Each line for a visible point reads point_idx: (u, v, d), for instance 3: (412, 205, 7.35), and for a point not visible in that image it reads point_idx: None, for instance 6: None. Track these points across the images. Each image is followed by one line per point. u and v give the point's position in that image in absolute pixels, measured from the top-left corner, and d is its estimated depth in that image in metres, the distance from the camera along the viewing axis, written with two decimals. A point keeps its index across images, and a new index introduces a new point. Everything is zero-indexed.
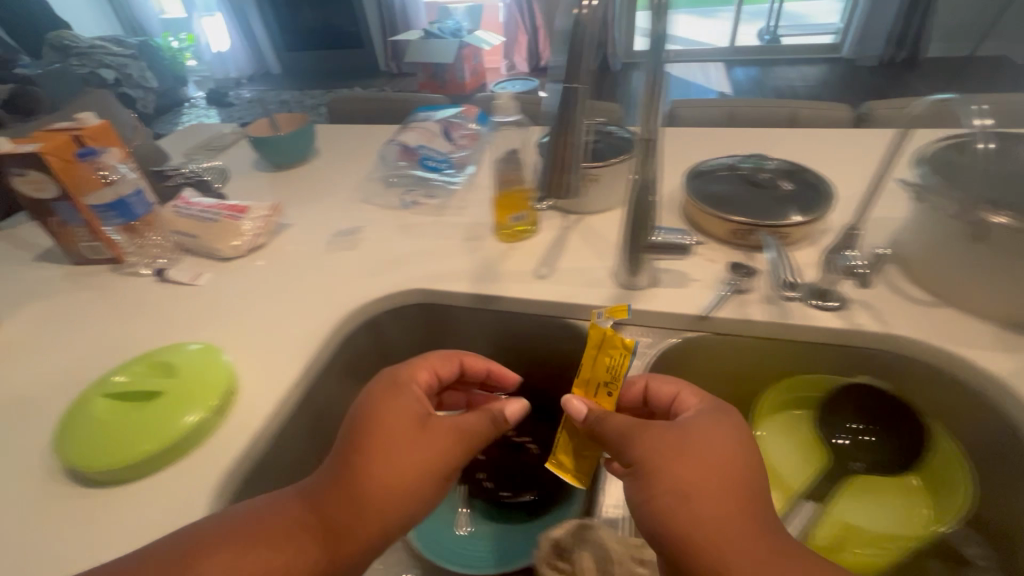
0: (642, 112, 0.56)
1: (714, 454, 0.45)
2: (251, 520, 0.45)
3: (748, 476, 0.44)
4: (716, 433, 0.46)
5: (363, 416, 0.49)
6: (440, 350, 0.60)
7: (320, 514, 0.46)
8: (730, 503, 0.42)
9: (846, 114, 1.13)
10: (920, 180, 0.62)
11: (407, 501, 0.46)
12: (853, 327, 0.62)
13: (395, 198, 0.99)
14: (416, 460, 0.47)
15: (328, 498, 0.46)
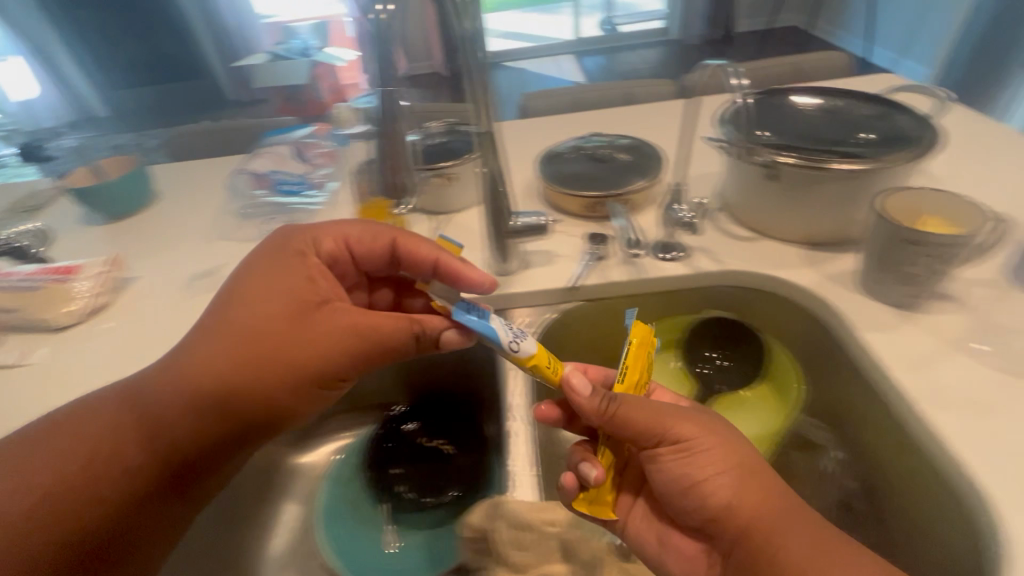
0: (474, 113, 0.62)
1: (258, 307, 0.52)
2: (94, 414, 0.52)
3: (251, 302, 0.52)
4: (278, 291, 0.53)
5: (229, 286, 0.54)
6: (365, 225, 0.62)
7: (190, 372, 0.51)
8: (302, 353, 0.51)
9: (668, 87, 1.31)
10: (726, 134, 0.71)
11: (311, 372, 0.52)
12: (692, 269, 0.71)
13: (254, 227, 0.94)
14: (270, 307, 0.52)
15: (201, 345, 0.51)
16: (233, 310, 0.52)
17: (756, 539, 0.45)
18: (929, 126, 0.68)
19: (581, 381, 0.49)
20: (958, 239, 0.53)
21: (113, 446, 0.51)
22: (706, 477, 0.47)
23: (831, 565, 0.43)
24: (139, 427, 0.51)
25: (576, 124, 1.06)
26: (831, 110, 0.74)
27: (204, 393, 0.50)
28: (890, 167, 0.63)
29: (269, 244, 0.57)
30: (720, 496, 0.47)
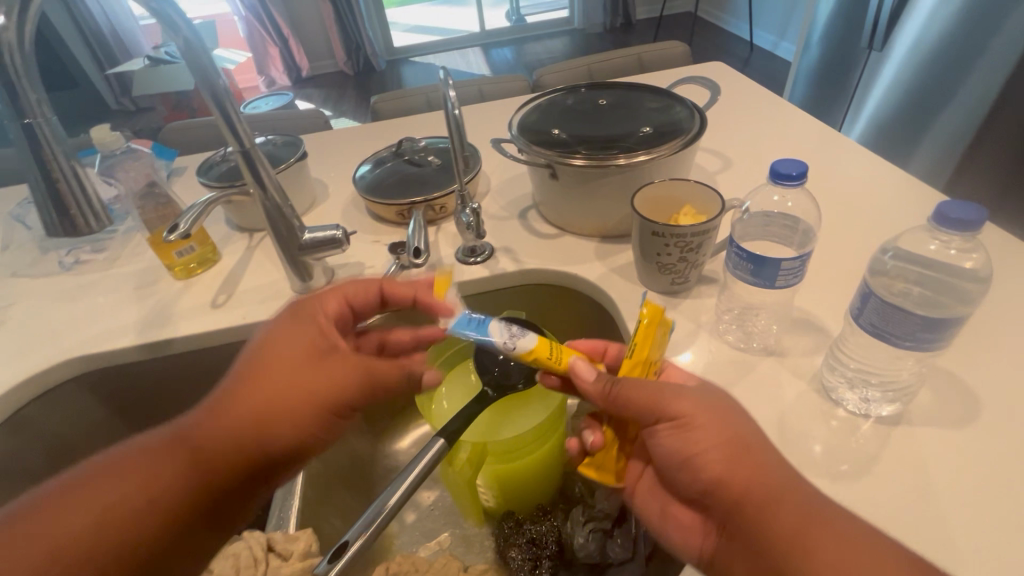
0: (226, 133, 0.58)
1: (271, 368, 0.46)
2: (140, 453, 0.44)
3: (264, 376, 0.45)
4: (303, 348, 0.47)
5: (264, 346, 0.48)
6: (352, 280, 0.57)
7: (218, 421, 0.44)
8: (289, 412, 0.44)
9: (520, 83, 1.32)
10: (514, 138, 0.72)
11: (311, 424, 0.45)
12: (494, 270, 0.71)
13: (54, 261, 0.82)
14: (288, 371, 0.46)
15: (227, 400, 0.45)
16: (253, 382, 0.45)
17: (749, 513, 0.39)
18: (699, 119, 0.71)
19: (583, 364, 0.47)
20: (696, 227, 0.55)
21: (144, 479, 0.42)
22: (713, 449, 0.41)
23: (798, 531, 0.37)
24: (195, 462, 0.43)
25: (413, 128, 1.05)
26: (619, 106, 0.76)
27: (259, 420, 0.44)
28: (656, 161, 0.65)
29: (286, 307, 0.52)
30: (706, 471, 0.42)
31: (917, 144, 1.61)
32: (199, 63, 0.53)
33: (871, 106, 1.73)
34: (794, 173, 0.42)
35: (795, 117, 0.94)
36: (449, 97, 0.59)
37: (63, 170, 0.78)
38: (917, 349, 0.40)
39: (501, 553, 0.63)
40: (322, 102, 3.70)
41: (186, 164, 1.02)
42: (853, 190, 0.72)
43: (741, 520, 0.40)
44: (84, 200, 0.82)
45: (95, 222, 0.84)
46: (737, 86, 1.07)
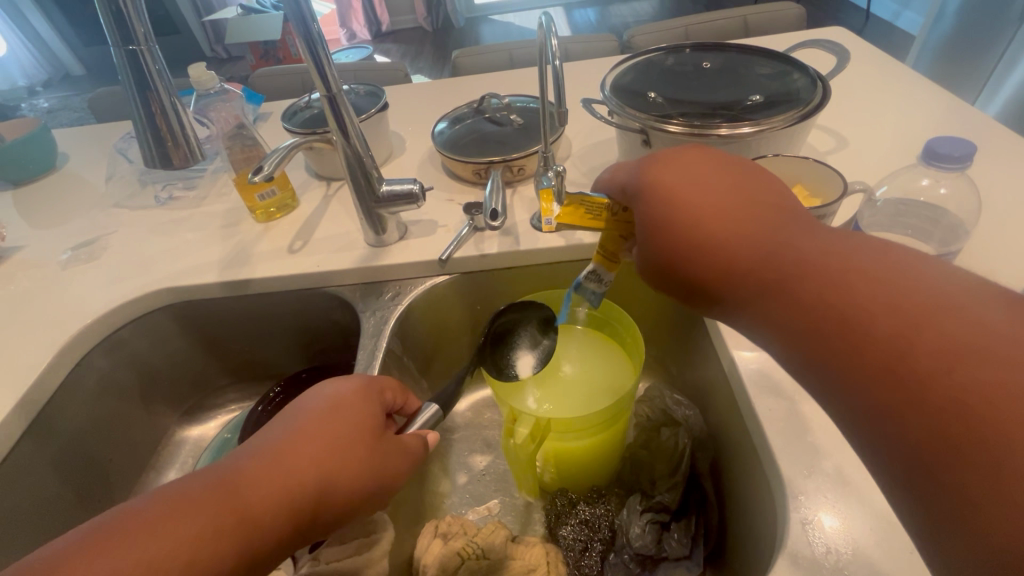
0: (315, 78, 0.57)
1: (315, 432, 0.42)
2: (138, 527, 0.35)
3: (306, 437, 0.42)
4: (345, 415, 0.44)
5: (300, 415, 0.44)
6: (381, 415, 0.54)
7: (236, 493, 0.38)
8: (318, 478, 0.41)
9: (608, 44, 1.23)
10: (607, 99, 0.67)
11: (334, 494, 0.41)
12: (570, 240, 0.67)
13: (150, 195, 0.87)
14: (329, 434, 0.43)
15: (252, 472, 0.39)
16: (289, 446, 0.41)
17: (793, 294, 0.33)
18: (821, 89, 0.62)
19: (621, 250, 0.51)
20: (811, 210, 0.49)
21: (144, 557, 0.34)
22: (704, 218, 0.38)
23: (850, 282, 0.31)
24: (224, 532, 0.37)
25: (494, 86, 1.01)
26: (727, 70, 0.68)
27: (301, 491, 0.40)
28: (766, 134, 0.58)
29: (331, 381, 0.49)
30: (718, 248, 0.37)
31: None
32: (296, 7, 0.51)
33: (1015, 87, 1.49)
34: (956, 155, 0.36)
35: (931, 93, 0.81)
36: (552, 43, 0.55)
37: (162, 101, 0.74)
38: None
39: (551, 529, 0.62)
40: (399, 58, 3.70)
41: (271, 110, 1.03)
42: (1001, 182, 0.62)
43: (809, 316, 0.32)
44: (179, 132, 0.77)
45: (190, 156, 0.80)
46: (860, 55, 0.94)
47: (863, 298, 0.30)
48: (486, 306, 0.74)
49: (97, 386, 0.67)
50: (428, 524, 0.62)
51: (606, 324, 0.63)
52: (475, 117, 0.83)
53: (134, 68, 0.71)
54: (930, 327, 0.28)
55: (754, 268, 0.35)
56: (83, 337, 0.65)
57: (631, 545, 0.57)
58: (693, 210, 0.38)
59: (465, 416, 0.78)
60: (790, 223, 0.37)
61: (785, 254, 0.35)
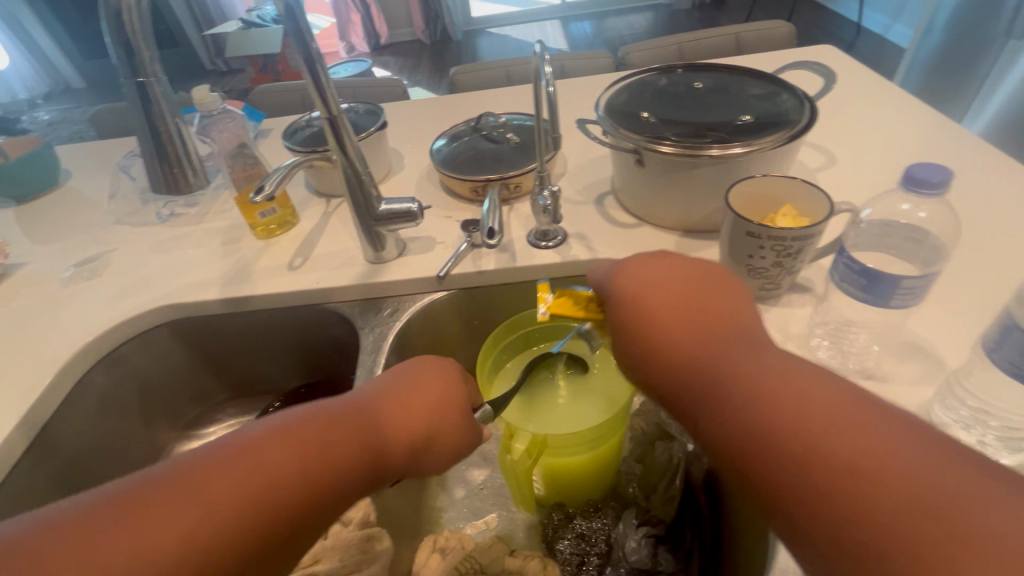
0: (315, 99, 0.59)
1: (425, 397, 0.46)
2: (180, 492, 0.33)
3: (416, 397, 0.45)
4: (450, 386, 0.48)
5: (411, 375, 0.47)
6: None
7: (370, 435, 0.41)
8: (424, 435, 0.44)
9: (603, 60, 1.26)
10: (601, 119, 0.68)
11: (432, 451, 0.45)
12: (565, 257, 0.69)
13: (151, 211, 0.88)
14: (437, 395, 0.46)
15: (381, 417, 0.43)
16: (406, 401, 0.45)
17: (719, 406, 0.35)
18: (809, 110, 0.64)
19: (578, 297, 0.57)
20: (798, 230, 0.50)
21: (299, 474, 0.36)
22: (650, 325, 0.41)
23: (775, 410, 0.32)
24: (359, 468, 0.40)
25: (491, 103, 1.03)
26: (718, 90, 0.70)
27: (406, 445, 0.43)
28: (756, 155, 0.59)
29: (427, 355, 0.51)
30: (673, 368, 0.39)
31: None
32: (297, 28, 0.53)
33: (1002, 101, 1.52)
34: (934, 180, 0.37)
35: (917, 112, 0.83)
36: (546, 71, 0.56)
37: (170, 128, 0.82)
38: None
39: (548, 544, 0.62)
40: (397, 70, 3.74)
41: (272, 127, 1.05)
42: (985, 200, 0.63)
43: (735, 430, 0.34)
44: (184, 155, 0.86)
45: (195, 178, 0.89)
46: (849, 73, 0.96)
47: (771, 416, 0.32)
48: (483, 321, 0.75)
49: (98, 402, 0.68)
50: (427, 539, 0.62)
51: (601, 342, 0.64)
52: (472, 134, 0.85)
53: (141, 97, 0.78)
54: (845, 465, 0.29)
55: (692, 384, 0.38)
56: (86, 354, 0.65)
57: (627, 560, 0.58)
58: (641, 317, 0.42)
59: None
60: (731, 339, 0.39)
61: (719, 373, 0.36)
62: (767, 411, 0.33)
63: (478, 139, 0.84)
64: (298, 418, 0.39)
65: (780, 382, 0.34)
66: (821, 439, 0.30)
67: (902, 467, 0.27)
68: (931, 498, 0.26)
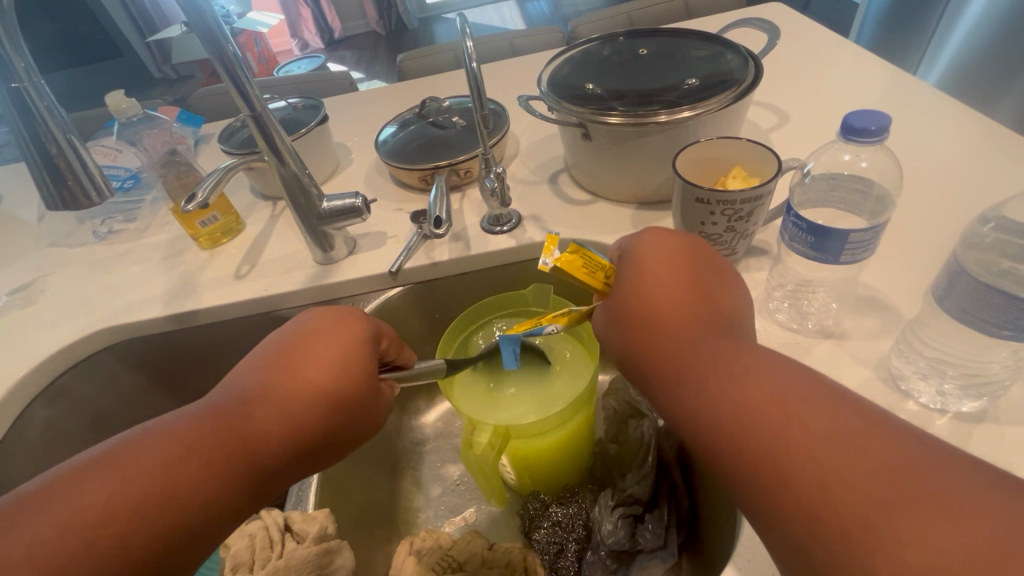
0: (237, 97, 0.55)
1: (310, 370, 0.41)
2: (165, 433, 0.37)
3: (305, 364, 0.41)
4: (346, 356, 0.43)
5: (299, 348, 0.43)
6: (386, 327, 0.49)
7: (245, 418, 0.38)
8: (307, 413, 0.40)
9: (554, 36, 1.23)
10: (545, 95, 0.66)
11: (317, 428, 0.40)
12: (520, 240, 0.66)
13: (88, 231, 0.83)
14: (326, 360, 0.42)
15: (255, 395, 0.40)
16: (290, 370, 0.41)
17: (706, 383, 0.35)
18: (754, 67, 0.62)
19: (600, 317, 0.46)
20: (747, 192, 0.49)
21: (167, 471, 0.35)
22: (648, 303, 0.41)
23: (751, 393, 0.33)
24: (231, 451, 0.37)
25: (439, 88, 0.99)
26: (663, 55, 0.68)
27: (297, 428, 0.39)
28: (703, 118, 0.58)
29: (341, 318, 0.46)
30: (660, 354, 0.39)
31: (1014, 87, 1.39)
32: (205, 25, 0.48)
33: (957, 45, 1.50)
34: (871, 127, 0.36)
35: (867, 63, 0.82)
36: (468, 47, 0.53)
37: (59, 144, 0.63)
38: (1018, 338, 0.33)
39: (525, 533, 0.61)
40: (353, 64, 3.64)
41: (212, 131, 1.00)
42: (934, 148, 0.63)
43: (726, 405, 0.34)
44: (82, 172, 0.65)
45: (97, 194, 0.67)
46: (798, 29, 0.95)
47: (767, 397, 0.33)
48: (445, 313, 0.73)
49: (42, 436, 0.64)
50: (403, 542, 0.61)
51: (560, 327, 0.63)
52: (415, 123, 0.82)
53: (20, 110, 0.60)
54: (816, 452, 0.29)
55: (685, 363, 0.37)
56: (22, 387, 0.62)
57: (605, 542, 0.56)
58: (638, 294, 0.41)
59: (436, 426, 0.77)
60: (720, 322, 0.39)
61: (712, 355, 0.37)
62: (749, 395, 0.33)
63: (422, 127, 0.81)
64: (182, 420, 0.38)
65: (760, 369, 0.34)
66: (806, 420, 0.31)
67: (871, 445, 0.28)
68: (906, 463, 0.27)
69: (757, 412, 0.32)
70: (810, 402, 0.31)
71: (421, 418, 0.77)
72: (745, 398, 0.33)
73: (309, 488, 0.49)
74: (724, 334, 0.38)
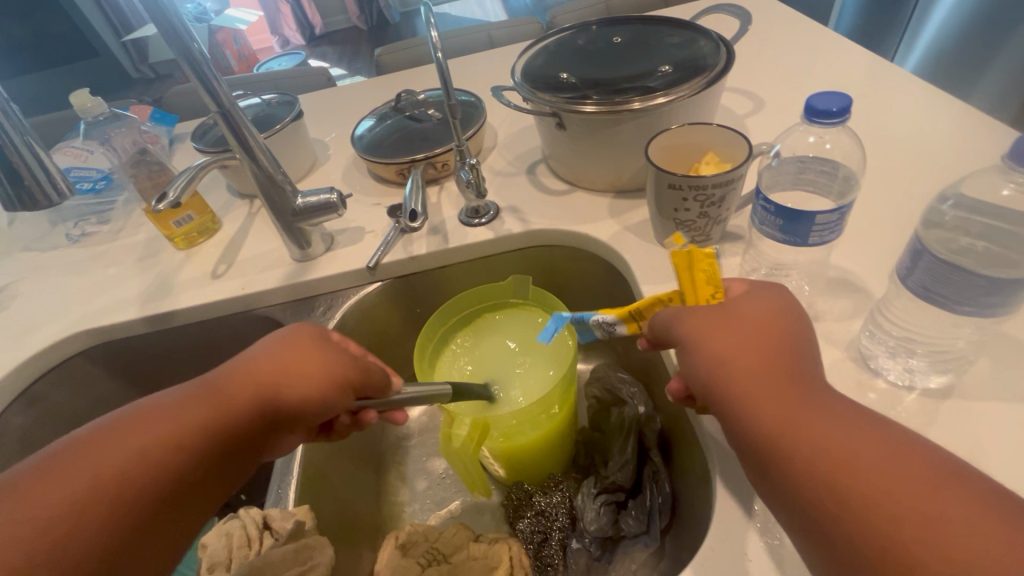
0: (205, 95, 0.54)
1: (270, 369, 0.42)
2: (124, 427, 0.37)
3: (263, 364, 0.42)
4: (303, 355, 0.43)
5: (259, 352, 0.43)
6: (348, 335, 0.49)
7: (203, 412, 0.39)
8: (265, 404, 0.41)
9: (532, 27, 1.22)
10: (519, 85, 0.66)
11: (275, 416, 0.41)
12: (498, 232, 0.66)
13: (60, 234, 0.82)
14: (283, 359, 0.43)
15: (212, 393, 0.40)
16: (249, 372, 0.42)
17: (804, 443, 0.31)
18: (726, 53, 0.62)
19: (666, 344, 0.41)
20: (719, 177, 0.49)
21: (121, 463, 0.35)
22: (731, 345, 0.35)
23: (859, 460, 0.29)
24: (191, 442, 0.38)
25: (417, 81, 0.99)
26: (637, 43, 0.68)
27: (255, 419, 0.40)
28: (675, 104, 0.58)
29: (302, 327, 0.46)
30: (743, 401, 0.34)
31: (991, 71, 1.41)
32: (168, 25, 0.47)
33: (932, 34, 1.51)
34: (833, 109, 0.36)
35: (840, 47, 0.83)
36: (435, 38, 0.53)
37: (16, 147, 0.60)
38: (978, 313, 0.34)
39: (510, 523, 0.62)
40: (335, 60, 3.59)
41: (187, 130, 0.99)
42: (905, 131, 0.63)
43: (829, 474, 0.29)
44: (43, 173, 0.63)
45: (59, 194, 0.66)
46: (773, 16, 0.95)
47: (879, 467, 0.28)
48: (425, 307, 0.73)
49: (18, 443, 0.63)
50: (388, 536, 0.61)
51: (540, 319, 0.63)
52: (391, 116, 0.81)
53: None
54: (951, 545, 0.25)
55: (776, 417, 0.32)
56: None
57: (587, 529, 0.57)
58: (717, 333, 0.36)
59: (421, 421, 0.76)
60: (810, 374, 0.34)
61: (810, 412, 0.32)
62: (859, 462, 0.29)
63: (397, 121, 0.80)
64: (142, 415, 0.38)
65: (867, 433, 0.30)
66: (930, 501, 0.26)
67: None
68: None
69: (867, 485, 0.28)
70: (929, 476, 0.27)
71: (406, 413, 0.77)
72: (854, 464, 0.29)
73: (289, 484, 0.51)
74: (818, 389, 0.33)
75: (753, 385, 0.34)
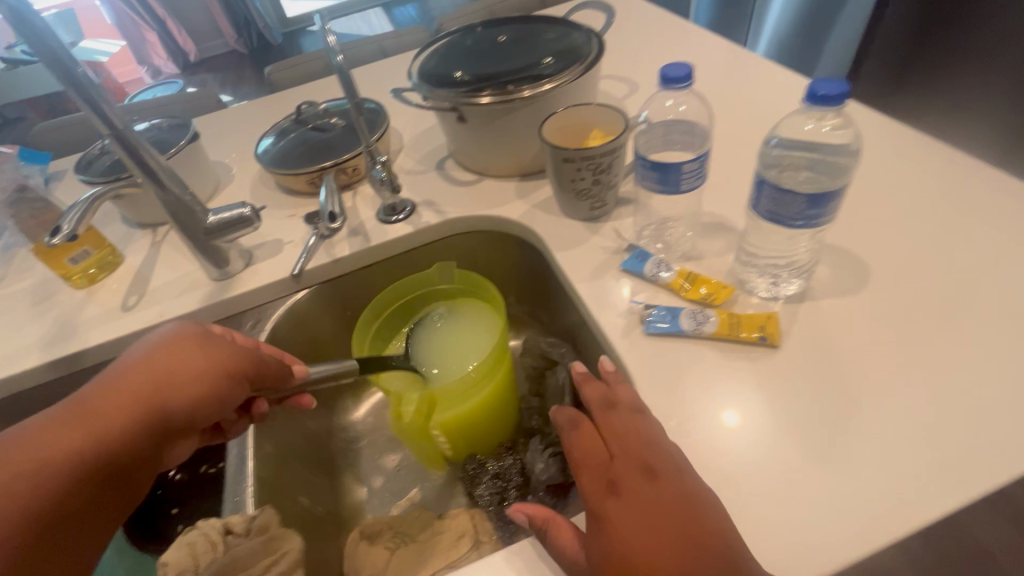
0: (94, 119, 0.53)
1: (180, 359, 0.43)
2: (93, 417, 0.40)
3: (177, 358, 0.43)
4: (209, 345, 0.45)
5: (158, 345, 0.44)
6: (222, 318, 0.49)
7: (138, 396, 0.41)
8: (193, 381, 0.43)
9: (421, 34, 1.26)
10: (416, 86, 0.70)
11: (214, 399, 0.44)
12: (417, 225, 0.70)
13: None
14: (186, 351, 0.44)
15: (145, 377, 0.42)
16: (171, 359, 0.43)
17: None
18: (597, 43, 0.70)
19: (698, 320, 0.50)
20: (603, 147, 0.56)
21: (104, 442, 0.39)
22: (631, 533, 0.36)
23: None
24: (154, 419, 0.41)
25: (314, 94, 0.99)
26: (518, 40, 0.74)
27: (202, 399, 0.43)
28: (560, 90, 0.65)
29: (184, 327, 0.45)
30: None
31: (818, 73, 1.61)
32: (47, 50, 0.46)
33: (771, 25, 1.71)
34: (680, 76, 0.44)
35: (693, 32, 0.95)
36: (332, 44, 0.56)
37: None
38: (807, 226, 0.43)
39: (468, 492, 0.66)
40: (217, 87, 3.40)
41: (64, 166, 0.92)
42: (750, 96, 0.75)
43: None
44: None
45: None
46: (637, 9, 1.07)
47: None
48: (356, 308, 0.74)
49: None
50: (351, 532, 0.62)
51: (469, 297, 0.67)
52: (293, 129, 0.82)
53: None
54: None
55: None
56: None
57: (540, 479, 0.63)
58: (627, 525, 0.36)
59: (368, 421, 0.78)
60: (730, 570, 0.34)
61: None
62: None
63: (299, 132, 0.81)
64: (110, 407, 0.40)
65: None
66: None
67: None
68: None
69: None
70: None
71: (352, 415, 0.78)
72: None
73: (245, 492, 0.50)
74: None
75: (668, 556, 0.34)
